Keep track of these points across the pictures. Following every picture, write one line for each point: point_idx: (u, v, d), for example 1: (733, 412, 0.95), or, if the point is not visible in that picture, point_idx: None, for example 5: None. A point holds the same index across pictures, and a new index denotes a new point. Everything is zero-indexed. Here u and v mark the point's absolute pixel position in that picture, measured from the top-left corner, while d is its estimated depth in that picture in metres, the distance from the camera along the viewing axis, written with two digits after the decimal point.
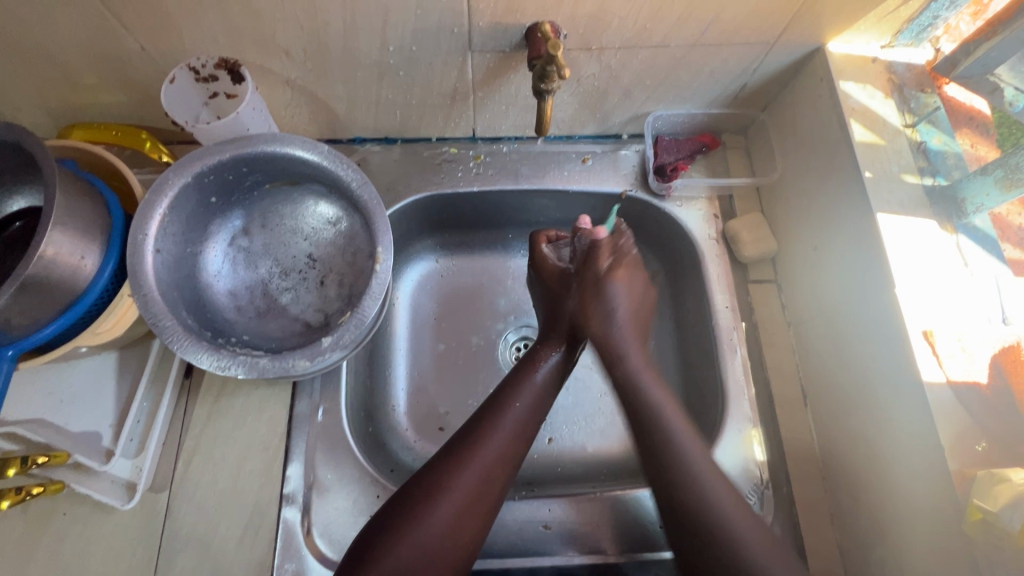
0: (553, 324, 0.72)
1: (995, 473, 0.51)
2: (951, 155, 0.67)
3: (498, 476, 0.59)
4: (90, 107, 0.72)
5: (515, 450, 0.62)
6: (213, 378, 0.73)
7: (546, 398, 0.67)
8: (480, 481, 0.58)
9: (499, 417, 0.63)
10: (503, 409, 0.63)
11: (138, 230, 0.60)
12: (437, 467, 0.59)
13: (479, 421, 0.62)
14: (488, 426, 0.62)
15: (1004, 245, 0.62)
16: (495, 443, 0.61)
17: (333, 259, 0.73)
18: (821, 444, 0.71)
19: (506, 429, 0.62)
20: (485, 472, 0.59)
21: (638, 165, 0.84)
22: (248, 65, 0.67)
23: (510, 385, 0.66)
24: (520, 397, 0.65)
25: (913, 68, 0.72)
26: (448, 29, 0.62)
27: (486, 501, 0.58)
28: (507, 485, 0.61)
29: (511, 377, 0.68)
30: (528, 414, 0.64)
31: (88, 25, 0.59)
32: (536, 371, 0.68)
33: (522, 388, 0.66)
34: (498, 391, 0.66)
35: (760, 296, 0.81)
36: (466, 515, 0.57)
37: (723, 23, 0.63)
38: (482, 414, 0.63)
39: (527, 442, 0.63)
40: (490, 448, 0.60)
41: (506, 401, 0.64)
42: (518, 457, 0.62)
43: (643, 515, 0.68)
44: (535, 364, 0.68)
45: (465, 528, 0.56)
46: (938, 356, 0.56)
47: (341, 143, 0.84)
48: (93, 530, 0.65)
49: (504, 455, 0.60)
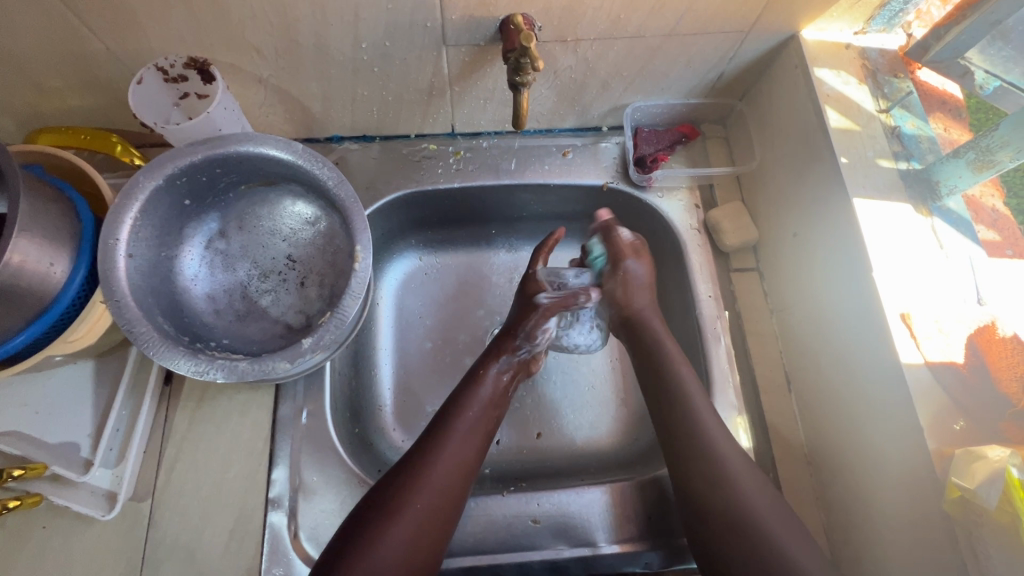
0: (504, 336, 0.72)
1: (972, 451, 0.52)
2: (925, 139, 0.68)
3: (452, 491, 0.59)
4: (57, 110, 0.70)
5: (467, 462, 0.61)
6: (194, 384, 0.72)
7: (493, 409, 0.67)
8: (434, 495, 0.58)
9: (449, 430, 0.62)
10: (453, 422, 0.63)
11: (109, 234, 0.59)
12: (392, 486, 0.58)
13: (428, 436, 0.62)
14: (438, 442, 0.61)
15: (978, 226, 0.63)
16: (447, 457, 0.60)
17: (314, 260, 0.72)
18: (806, 430, 0.71)
19: (457, 443, 0.61)
20: (437, 492, 0.58)
21: (618, 158, 0.84)
22: (217, 64, 0.66)
23: (456, 400, 0.66)
24: (466, 411, 0.64)
25: (886, 53, 0.73)
26: (421, 24, 0.62)
27: (439, 516, 0.57)
28: (462, 495, 0.60)
29: (456, 393, 0.66)
30: (476, 424, 0.64)
31: (48, 27, 0.57)
32: (480, 386, 0.67)
33: (470, 398, 0.65)
34: (447, 405, 0.65)
35: (743, 284, 0.81)
36: (424, 532, 0.56)
37: (696, 13, 0.64)
38: (432, 429, 0.63)
39: (479, 453, 0.63)
40: (443, 463, 0.60)
41: (455, 414, 0.64)
42: (472, 469, 0.62)
43: (642, 505, 0.68)
44: (478, 378, 0.68)
45: (421, 544, 0.55)
46: (917, 338, 0.57)
47: (318, 142, 0.83)
48: (74, 541, 0.63)
49: (456, 470, 0.60)
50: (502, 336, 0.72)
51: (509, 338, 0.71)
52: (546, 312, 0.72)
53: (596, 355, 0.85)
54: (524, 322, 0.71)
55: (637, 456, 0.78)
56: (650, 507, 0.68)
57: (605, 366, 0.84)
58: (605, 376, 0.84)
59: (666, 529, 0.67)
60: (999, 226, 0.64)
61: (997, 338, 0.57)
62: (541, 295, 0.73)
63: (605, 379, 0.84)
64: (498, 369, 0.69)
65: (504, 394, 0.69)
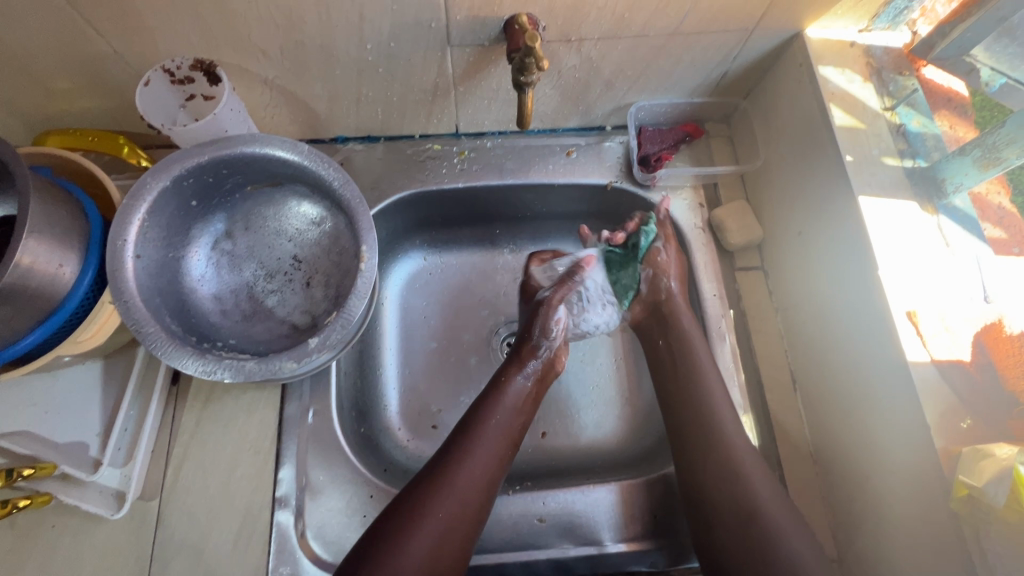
0: (522, 345, 0.72)
1: (979, 449, 0.51)
2: (930, 136, 0.67)
3: (474, 500, 0.59)
4: (65, 112, 0.70)
5: (491, 472, 0.62)
6: (201, 384, 0.72)
7: (517, 417, 0.67)
8: (458, 503, 0.58)
9: (473, 440, 0.63)
10: (477, 431, 0.64)
11: (117, 235, 0.59)
12: (413, 495, 0.58)
13: (453, 445, 0.62)
14: (461, 450, 0.62)
15: (984, 224, 0.63)
16: (470, 467, 0.61)
17: (319, 260, 0.73)
18: (811, 429, 0.71)
19: (480, 453, 0.62)
20: (461, 499, 0.59)
21: (622, 157, 0.84)
22: (223, 66, 0.66)
23: (481, 407, 0.66)
24: (490, 420, 0.65)
25: (891, 51, 0.73)
26: (426, 24, 0.62)
27: (461, 526, 0.58)
28: (485, 505, 0.60)
29: (479, 402, 0.67)
30: (501, 434, 0.64)
31: (56, 29, 0.58)
32: (505, 393, 0.67)
33: (493, 407, 0.66)
34: (471, 414, 0.66)
35: (748, 282, 0.81)
36: (447, 539, 0.57)
37: (700, 12, 0.64)
38: (455, 438, 0.63)
39: (503, 463, 0.63)
40: (466, 473, 0.60)
41: (479, 423, 0.64)
42: (496, 479, 0.62)
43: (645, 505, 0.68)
44: (502, 385, 0.68)
45: (442, 553, 0.56)
46: (923, 336, 0.57)
47: (323, 142, 0.84)
48: (83, 540, 0.64)
49: (480, 477, 0.61)
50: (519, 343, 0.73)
51: (528, 346, 0.72)
52: (550, 304, 0.75)
53: (602, 354, 0.85)
54: (534, 324, 0.73)
55: (643, 455, 0.78)
56: (656, 506, 0.68)
57: (610, 365, 0.84)
58: (610, 375, 0.84)
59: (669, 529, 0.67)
60: (1006, 224, 0.63)
61: (1004, 336, 0.57)
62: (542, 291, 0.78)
63: (610, 378, 0.84)
64: (522, 378, 0.70)
65: (529, 402, 0.69)
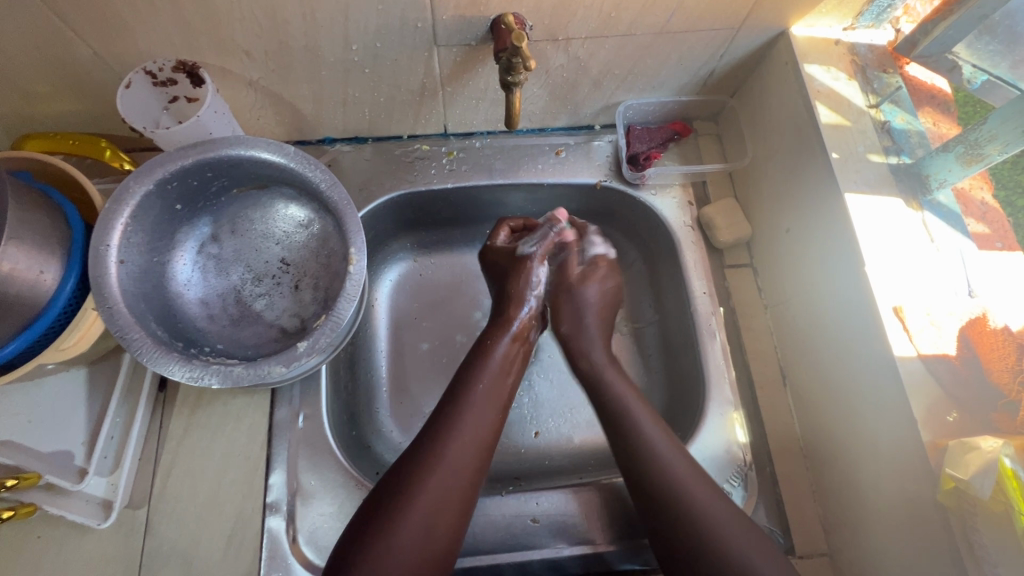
0: (505, 302, 0.73)
1: (965, 442, 0.52)
2: (914, 133, 0.68)
3: (468, 469, 0.58)
4: (44, 116, 0.69)
5: (481, 441, 0.60)
6: (189, 390, 0.71)
7: (506, 380, 0.67)
8: (451, 473, 0.57)
9: (463, 406, 0.62)
10: (467, 397, 0.63)
11: (100, 240, 0.58)
12: (403, 473, 0.57)
13: (441, 417, 0.61)
14: (452, 419, 0.60)
15: (968, 219, 0.64)
16: (461, 436, 0.59)
17: (307, 262, 0.72)
18: (802, 424, 0.72)
19: (473, 419, 0.61)
20: (454, 468, 0.57)
21: (611, 156, 0.84)
22: (206, 68, 0.65)
23: (466, 373, 0.65)
24: (478, 386, 0.64)
25: (875, 48, 0.74)
26: (412, 24, 0.61)
27: (458, 493, 0.57)
28: (478, 475, 0.59)
29: (466, 369, 0.66)
30: (490, 401, 0.63)
31: (32, 32, 0.57)
32: (489, 357, 0.67)
33: (479, 373, 0.65)
34: (455, 384, 0.65)
35: (737, 280, 0.81)
36: (441, 512, 0.55)
37: (686, 11, 0.64)
38: (444, 407, 0.62)
39: (494, 431, 0.62)
40: (456, 442, 0.59)
41: (466, 391, 0.63)
42: (488, 447, 0.61)
43: (617, 502, 0.68)
44: (487, 349, 0.68)
45: (440, 523, 0.55)
46: (909, 332, 0.58)
47: (310, 144, 0.83)
48: (69, 550, 0.63)
49: (472, 446, 0.59)
50: (501, 300, 0.74)
51: (512, 305, 0.72)
52: (537, 258, 0.74)
53: None
54: (518, 280, 0.73)
55: None
56: None
57: None
58: None
59: (629, 531, 0.67)
60: (988, 219, 0.64)
61: (988, 329, 0.58)
62: (524, 248, 0.75)
63: None
64: (506, 341, 0.69)
65: (516, 363, 0.69)
